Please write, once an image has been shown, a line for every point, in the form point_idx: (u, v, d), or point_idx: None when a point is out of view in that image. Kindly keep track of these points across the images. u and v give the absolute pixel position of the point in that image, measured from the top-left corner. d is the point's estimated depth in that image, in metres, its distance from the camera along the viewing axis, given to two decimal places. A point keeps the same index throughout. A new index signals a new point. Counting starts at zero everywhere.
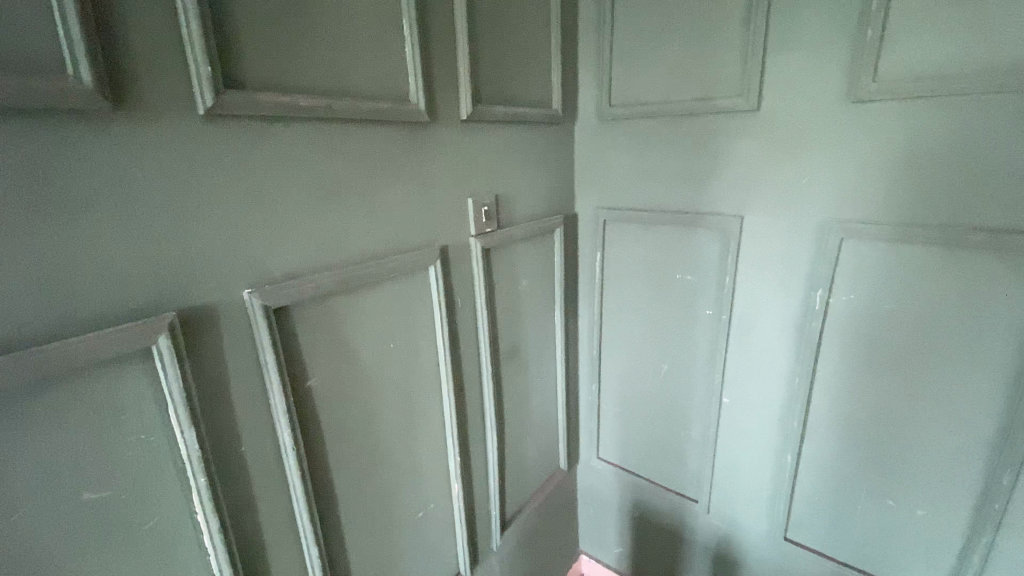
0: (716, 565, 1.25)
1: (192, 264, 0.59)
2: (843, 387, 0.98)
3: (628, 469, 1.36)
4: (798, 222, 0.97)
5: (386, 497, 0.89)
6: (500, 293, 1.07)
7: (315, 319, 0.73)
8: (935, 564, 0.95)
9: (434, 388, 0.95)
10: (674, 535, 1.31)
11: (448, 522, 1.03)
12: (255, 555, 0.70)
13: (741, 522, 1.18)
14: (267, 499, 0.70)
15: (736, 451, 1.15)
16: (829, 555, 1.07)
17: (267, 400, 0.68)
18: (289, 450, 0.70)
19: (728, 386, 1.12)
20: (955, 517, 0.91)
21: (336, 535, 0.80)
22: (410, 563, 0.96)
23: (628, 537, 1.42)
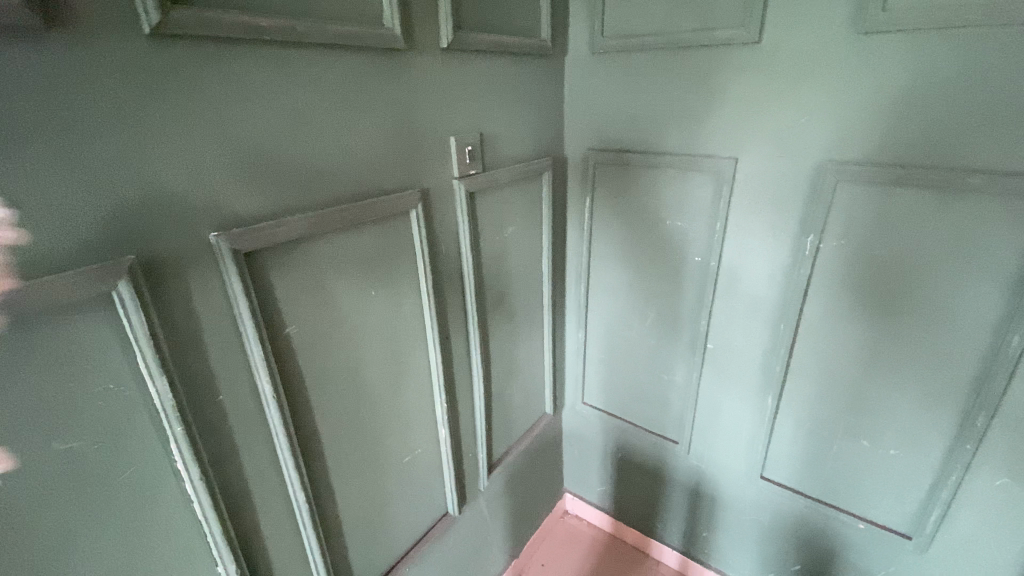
0: (693, 502, 1.31)
1: (152, 203, 0.55)
2: (828, 332, 0.98)
3: (612, 413, 1.39)
4: (793, 165, 0.93)
5: (373, 442, 0.89)
6: (485, 239, 1.04)
7: (290, 264, 0.69)
8: (903, 500, 0.99)
9: (419, 336, 0.93)
10: (655, 474, 1.36)
11: (435, 466, 1.05)
12: (240, 500, 0.69)
13: (720, 462, 1.22)
14: (250, 447, 0.69)
15: (719, 395, 1.17)
16: (803, 493, 1.11)
17: (242, 348, 0.66)
18: (269, 398, 0.69)
19: (713, 332, 1.13)
20: (927, 456, 0.94)
21: (322, 481, 0.81)
22: (399, 504, 0.98)
23: (611, 476, 1.47)
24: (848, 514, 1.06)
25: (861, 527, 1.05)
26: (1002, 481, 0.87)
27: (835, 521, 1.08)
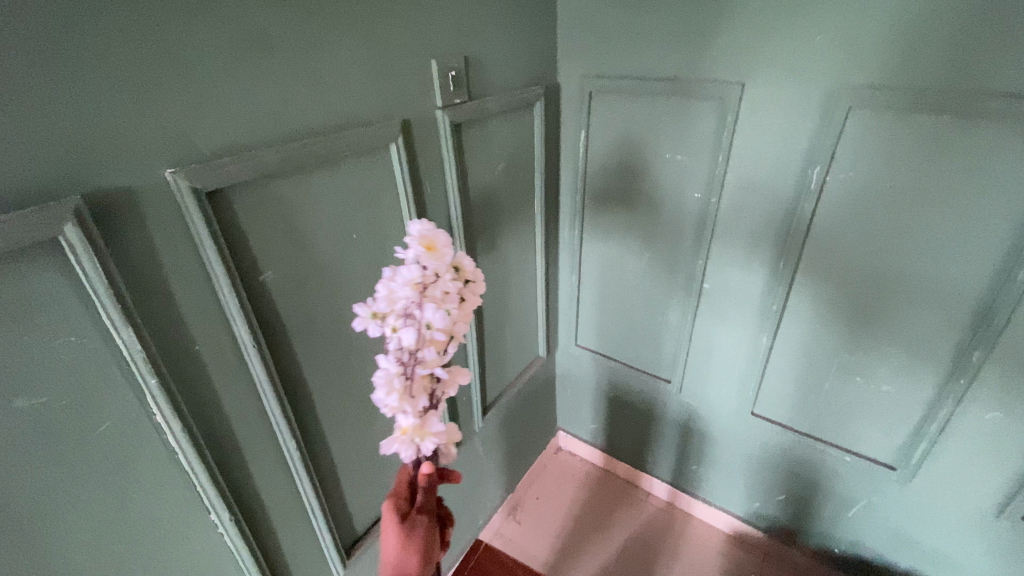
0: (684, 438, 1.33)
1: (96, 137, 0.48)
2: (829, 269, 0.95)
3: (605, 354, 1.38)
4: (803, 90, 0.87)
5: (364, 389, 0.87)
6: (473, 177, 0.97)
7: (259, 204, 0.64)
8: (892, 433, 1.00)
9: None
10: (646, 412, 1.38)
11: None
12: (228, 452, 0.67)
13: (710, 400, 1.23)
14: (234, 398, 0.66)
15: (713, 335, 1.15)
16: (792, 428, 1.12)
17: (216, 296, 0.61)
18: (249, 348, 0.65)
19: (711, 271, 1.09)
20: (919, 391, 0.94)
21: (314, 428, 0.79)
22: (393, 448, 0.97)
23: (603, 415, 1.49)
24: (837, 448, 1.07)
25: (848, 460, 1.06)
26: (994, 415, 0.88)
27: (823, 454, 1.10)
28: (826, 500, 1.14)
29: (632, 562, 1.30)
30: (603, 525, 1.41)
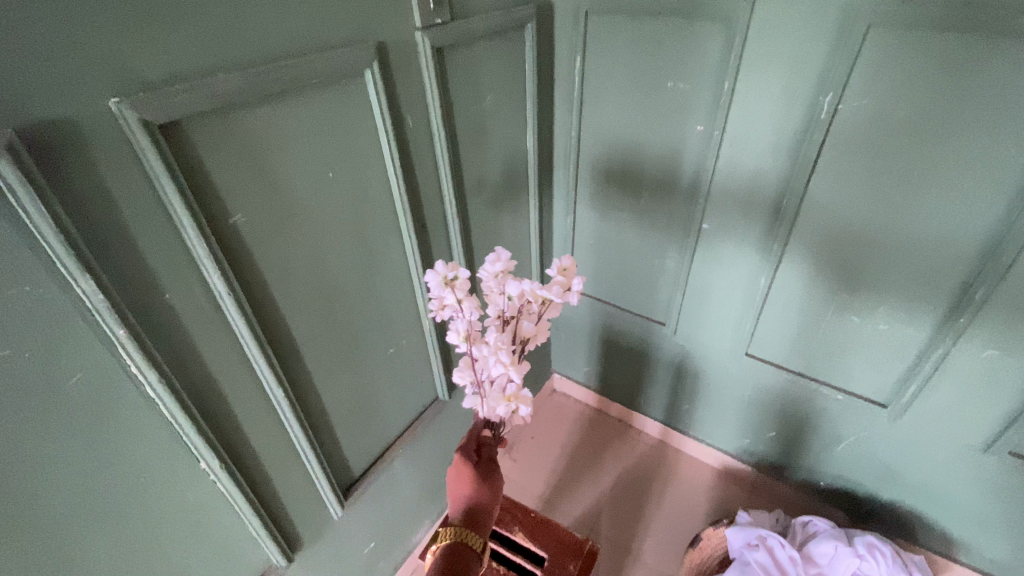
0: (676, 380, 1.33)
1: (21, 58, 0.42)
2: (834, 208, 0.91)
3: (600, 298, 1.35)
4: (819, 8, 0.79)
5: (353, 338, 0.84)
6: (459, 111, 0.91)
7: (222, 139, 0.58)
8: (886, 372, 1.00)
9: (392, 224, 0.84)
10: (641, 355, 1.36)
11: (421, 355, 1.02)
12: (213, 402, 0.65)
13: (705, 343, 1.22)
14: (214, 347, 0.64)
15: (710, 277, 1.13)
16: (786, 368, 1.12)
17: (183, 242, 0.57)
18: (224, 295, 0.61)
19: (711, 211, 1.05)
20: (915, 331, 0.93)
21: (301, 376, 0.77)
22: (386, 396, 0.97)
23: (597, 358, 1.47)
24: (829, 387, 1.07)
25: (840, 399, 1.07)
26: (990, 353, 0.87)
27: (815, 394, 1.10)
28: (815, 438, 1.15)
29: (625, 496, 1.35)
30: (596, 462, 1.43)
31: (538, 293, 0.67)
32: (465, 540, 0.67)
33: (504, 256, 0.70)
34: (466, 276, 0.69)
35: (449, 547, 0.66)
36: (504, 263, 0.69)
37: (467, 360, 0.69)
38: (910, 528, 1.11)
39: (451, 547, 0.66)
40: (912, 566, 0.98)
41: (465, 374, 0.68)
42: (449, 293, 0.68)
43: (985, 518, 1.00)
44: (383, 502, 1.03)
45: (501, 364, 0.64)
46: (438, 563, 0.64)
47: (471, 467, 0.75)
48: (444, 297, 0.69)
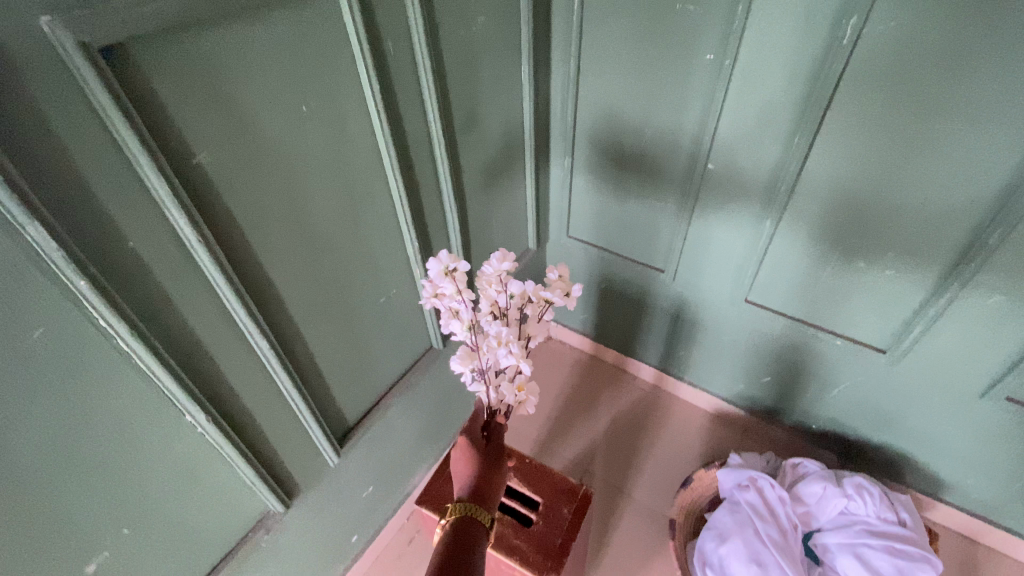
0: (673, 328, 1.31)
1: None
2: (849, 146, 0.85)
3: (597, 244, 1.30)
4: None
5: (340, 287, 0.81)
6: (446, 38, 0.82)
7: (177, 66, 0.51)
8: (887, 317, 0.98)
9: (376, 166, 0.79)
10: (639, 302, 1.33)
11: (414, 304, 0.99)
12: (193, 354, 0.63)
13: (704, 289, 1.19)
14: (190, 298, 0.60)
15: (713, 221, 1.08)
16: (786, 314, 1.10)
17: (143, 184, 0.52)
18: (195, 243, 0.57)
19: (717, 150, 0.99)
20: (921, 276, 0.91)
21: (286, 326, 0.74)
22: (378, 346, 0.94)
23: (594, 306, 1.43)
24: (828, 331, 1.06)
25: (838, 344, 1.05)
26: (997, 299, 0.85)
27: (813, 339, 1.08)
28: (810, 383, 1.15)
29: (620, 437, 1.35)
30: (590, 407, 1.42)
31: (541, 294, 0.71)
32: (474, 515, 0.66)
33: (505, 255, 0.72)
34: (465, 270, 0.71)
35: (457, 518, 0.65)
36: (508, 262, 0.71)
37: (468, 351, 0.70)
38: (898, 468, 1.12)
39: (459, 517, 0.65)
40: (899, 508, 0.99)
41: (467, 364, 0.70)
42: (449, 284, 0.69)
43: (971, 459, 1.01)
44: (379, 450, 1.04)
45: (512, 356, 0.67)
46: (448, 534, 0.64)
47: (478, 450, 0.75)
48: (443, 288, 0.70)
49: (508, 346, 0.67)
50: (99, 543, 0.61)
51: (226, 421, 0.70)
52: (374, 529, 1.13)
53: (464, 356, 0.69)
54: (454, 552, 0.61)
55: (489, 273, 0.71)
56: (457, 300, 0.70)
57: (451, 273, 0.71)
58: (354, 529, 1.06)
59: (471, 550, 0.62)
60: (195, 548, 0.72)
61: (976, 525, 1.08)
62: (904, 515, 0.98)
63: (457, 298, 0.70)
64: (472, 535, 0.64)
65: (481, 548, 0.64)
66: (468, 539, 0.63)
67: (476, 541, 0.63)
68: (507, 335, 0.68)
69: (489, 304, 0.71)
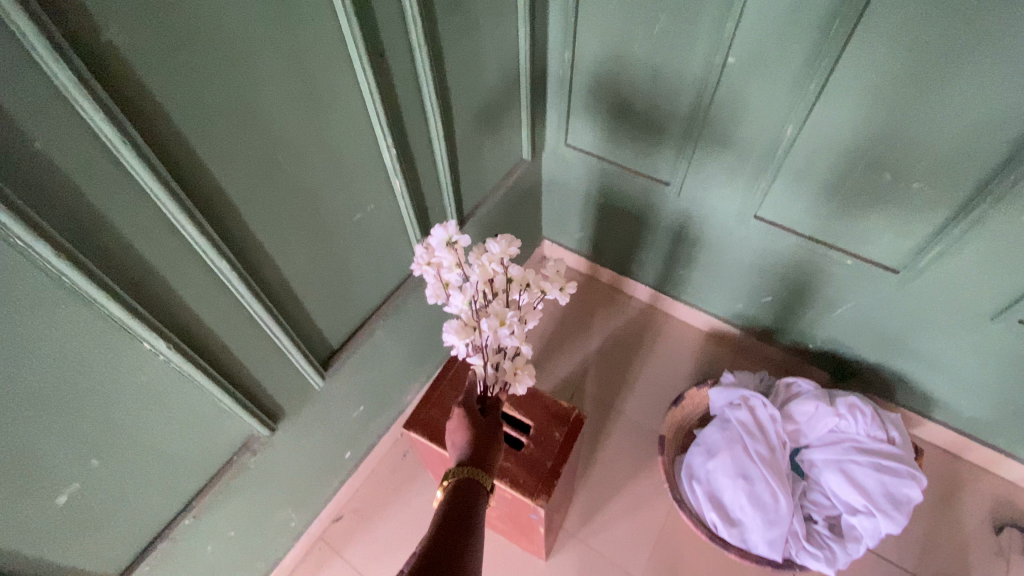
0: (674, 246, 1.23)
1: None
2: (902, 36, 0.71)
3: (597, 155, 1.18)
4: None
5: (307, 200, 0.72)
6: None
7: None
8: (906, 234, 0.91)
9: (339, 53, 0.66)
10: (639, 219, 1.24)
11: (395, 220, 0.90)
12: (139, 276, 0.55)
13: (711, 204, 1.10)
14: (125, 212, 0.51)
15: (728, 128, 0.96)
16: (795, 231, 1.03)
17: (37, 68, 0.41)
18: (119, 144, 0.47)
19: (741, 41, 0.84)
20: (952, 189, 0.82)
21: (249, 245, 0.66)
22: (357, 265, 0.87)
23: (591, 222, 1.34)
24: (838, 250, 0.99)
25: (847, 263, 1.00)
26: None
27: (822, 258, 1.02)
28: (813, 302, 1.11)
29: (611, 355, 1.34)
30: (583, 326, 1.39)
31: (546, 283, 0.64)
32: (478, 479, 0.63)
33: (510, 237, 0.65)
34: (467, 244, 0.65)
35: (454, 492, 0.62)
36: (512, 246, 0.64)
37: (463, 326, 0.62)
38: (891, 386, 1.12)
39: (456, 492, 0.62)
40: (889, 427, 0.99)
41: (460, 340, 0.61)
42: (449, 255, 0.62)
43: (970, 380, 1.00)
44: (367, 372, 1.00)
45: (514, 338, 0.61)
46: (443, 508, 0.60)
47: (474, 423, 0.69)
48: (441, 257, 0.63)
49: (510, 327, 0.61)
50: (67, 474, 0.58)
51: (192, 349, 0.65)
52: (368, 445, 1.13)
53: (460, 330, 0.61)
54: (447, 527, 0.58)
55: (490, 252, 0.63)
56: (455, 273, 0.63)
57: (449, 245, 0.63)
58: (348, 446, 1.06)
59: (466, 525, 0.59)
60: (176, 473, 0.70)
61: (958, 441, 1.09)
62: (894, 434, 0.98)
63: (455, 271, 0.63)
64: (468, 509, 0.60)
65: (478, 521, 0.61)
66: (464, 512, 0.60)
67: (473, 514, 0.60)
68: (509, 314, 0.60)
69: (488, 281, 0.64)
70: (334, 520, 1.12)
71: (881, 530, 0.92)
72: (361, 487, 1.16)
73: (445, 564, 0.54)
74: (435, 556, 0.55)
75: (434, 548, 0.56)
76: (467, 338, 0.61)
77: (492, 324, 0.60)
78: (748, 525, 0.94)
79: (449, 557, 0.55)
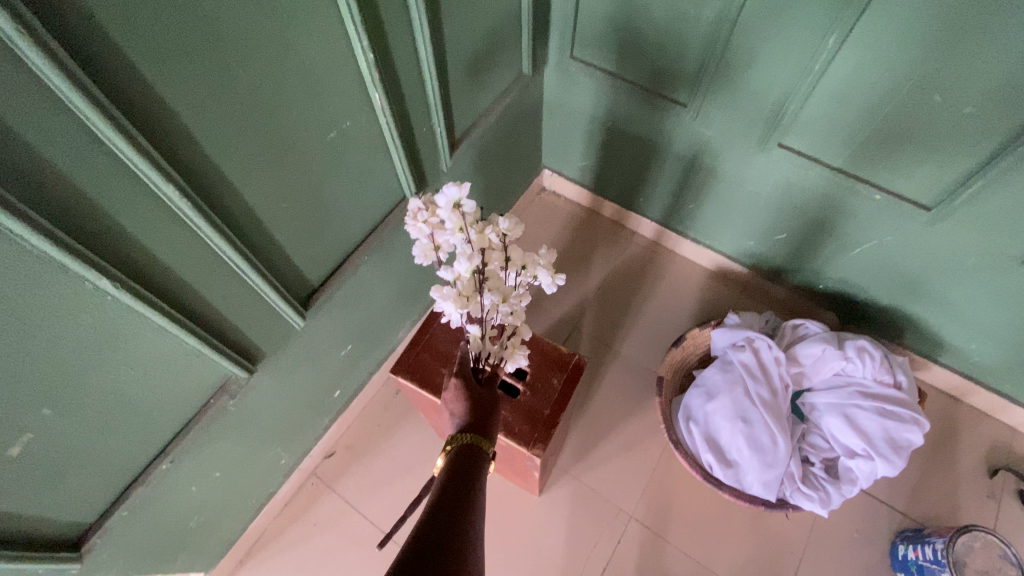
0: (685, 177, 1.14)
1: None
2: None
3: (607, 71, 1.05)
4: None
5: (271, 117, 0.61)
6: None
7: None
8: (946, 167, 0.82)
9: None
10: (649, 147, 1.13)
11: (376, 143, 0.79)
12: (70, 204, 0.46)
13: (730, 130, 0.99)
14: (39, 127, 0.41)
15: (761, 40, 0.83)
16: (822, 162, 0.93)
17: None
18: (16, 38, 0.36)
19: None
20: (1007, 117, 0.73)
21: (201, 166, 0.56)
22: (335, 194, 0.77)
23: (596, 150, 1.23)
24: (867, 184, 0.91)
25: (875, 199, 0.91)
26: None
27: (847, 193, 0.94)
28: (831, 241, 1.03)
29: (611, 294, 1.28)
30: (583, 263, 1.32)
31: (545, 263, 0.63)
32: (480, 447, 0.62)
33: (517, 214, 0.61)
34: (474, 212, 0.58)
35: (454, 461, 0.60)
36: (522, 224, 0.61)
37: (460, 295, 0.58)
38: (900, 330, 1.08)
39: (456, 461, 0.60)
40: (897, 372, 0.96)
41: (455, 310, 0.58)
42: (454, 222, 0.57)
43: (987, 326, 0.95)
44: (353, 310, 0.94)
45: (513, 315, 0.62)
46: (443, 476, 0.58)
47: (470, 390, 0.67)
48: (445, 222, 0.57)
49: (510, 305, 0.62)
50: (16, 426, 0.52)
51: (142, 285, 0.56)
52: (359, 383, 1.10)
53: (456, 299, 0.57)
54: (449, 492, 0.56)
55: (500, 226, 0.60)
56: (456, 240, 0.58)
57: (456, 208, 0.57)
58: (337, 385, 1.02)
59: (469, 490, 0.56)
60: (147, 419, 0.65)
61: (962, 386, 1.07)
62: (901, 379, 0.95)
63: (460, 239, 0.58)
64: (470, 475, 0.58)
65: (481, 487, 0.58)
66: (466, 479, 0.58)
67: (475, 481, 0.58)
68: (511, 293, 0.62)
69: (490, 256, 0.60)
70: (326, 456, 1.11)
71: (877, 473, 0.91)
72: (352, 424, 1.14)
73: (451, 525, 0.51)
74: (440, 518, 0.52)
75: (438, 510, 0.53)
76: (465, 308, 0.58)
77: (493, 300, 0.61)
78: (744, 467, 0.93)
79: (454, 518, 0.52)
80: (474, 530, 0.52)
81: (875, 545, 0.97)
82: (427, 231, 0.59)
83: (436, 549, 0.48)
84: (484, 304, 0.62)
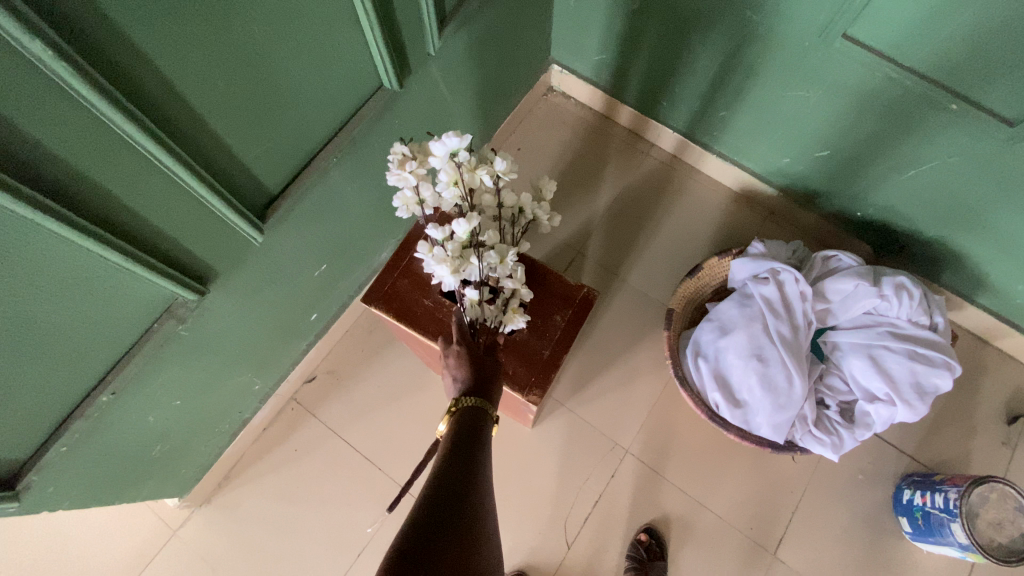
0: (719, 76, 0.96)
1: None
2: None
3: None
4: None
5: None
6: None
7: None
8: None
9: None
10: (680, 38, 0.94)
11: (342, 6, 0.62)
12: None
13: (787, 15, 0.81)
14: None
15: None
16: (893, 61, 0.76)
17: None
18: None
19: None
20: None
21: (75, 8, 0.39)
22: (291, 73, 0.61)
23: (616, 41, 1.04)
24: (945, 90, 0.74)
25: (952, 109, 0.76)
26: None
27: (918, 102, 0.78)
28: (882, 160, 0.89)
29: (622, 215, 1.15)
30: (592, 179, 1.17)
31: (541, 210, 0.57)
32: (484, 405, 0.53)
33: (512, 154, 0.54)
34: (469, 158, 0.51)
35: (459, 425, 0.51)
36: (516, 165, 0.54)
37: (452, 258, 0.51)
38: (939, 265, 0.97)
39: (460, 425, 0.51)
40: (934, 313, 0.87)
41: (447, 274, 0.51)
42: (447, 173, 0.49)
43: None
44: (326, 222, 0.81)
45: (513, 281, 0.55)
46: (445, 445, 0.49)
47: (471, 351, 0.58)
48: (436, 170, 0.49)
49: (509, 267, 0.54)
50: None
51: (22, 181, 0.42)
52: (339, 305, 1.00)
53: (448, 262, 0.50)
54: (448, 459, 0.47)
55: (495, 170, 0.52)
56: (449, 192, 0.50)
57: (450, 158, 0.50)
58: (312, 307, 0.92)
59: (472, 460, 0.47)
60: (76, 347, 0.55)
61: (994, 328, 0.99)
62: (937, 320, 0.87)
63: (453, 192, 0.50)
64: (475, 441, 0.49)
65: (487, 453, 0.50)
66: (470, 446, 0.49)
67: (481, 445, 0.50)
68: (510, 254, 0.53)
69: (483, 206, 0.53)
70: (307, 381, 1.04)
71: (895, 419, 0.85)
72: (334, 348, 1.06)
73: (454, 505, 0.42)
74: (437, 496, 0.43)
75: (436, 487, 0.44)
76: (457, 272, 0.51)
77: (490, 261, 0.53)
78: (754, 407, 0.86)
79: (449, 491, 0.43)
80: (480, 511, 0.44)
81: (878, 488, 0.94)
82: (412, 182, 0.52)
83: (427, 534, 0.39)
84: (480, 265, 0.54)
